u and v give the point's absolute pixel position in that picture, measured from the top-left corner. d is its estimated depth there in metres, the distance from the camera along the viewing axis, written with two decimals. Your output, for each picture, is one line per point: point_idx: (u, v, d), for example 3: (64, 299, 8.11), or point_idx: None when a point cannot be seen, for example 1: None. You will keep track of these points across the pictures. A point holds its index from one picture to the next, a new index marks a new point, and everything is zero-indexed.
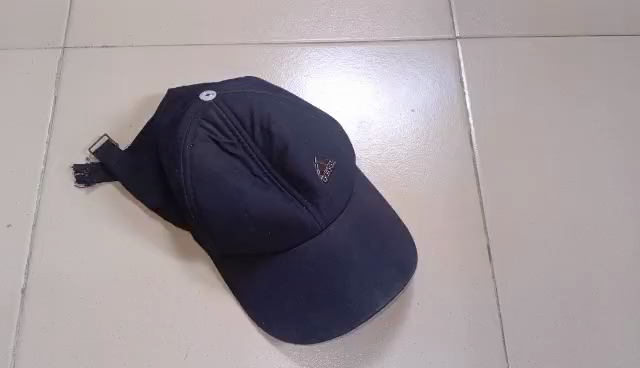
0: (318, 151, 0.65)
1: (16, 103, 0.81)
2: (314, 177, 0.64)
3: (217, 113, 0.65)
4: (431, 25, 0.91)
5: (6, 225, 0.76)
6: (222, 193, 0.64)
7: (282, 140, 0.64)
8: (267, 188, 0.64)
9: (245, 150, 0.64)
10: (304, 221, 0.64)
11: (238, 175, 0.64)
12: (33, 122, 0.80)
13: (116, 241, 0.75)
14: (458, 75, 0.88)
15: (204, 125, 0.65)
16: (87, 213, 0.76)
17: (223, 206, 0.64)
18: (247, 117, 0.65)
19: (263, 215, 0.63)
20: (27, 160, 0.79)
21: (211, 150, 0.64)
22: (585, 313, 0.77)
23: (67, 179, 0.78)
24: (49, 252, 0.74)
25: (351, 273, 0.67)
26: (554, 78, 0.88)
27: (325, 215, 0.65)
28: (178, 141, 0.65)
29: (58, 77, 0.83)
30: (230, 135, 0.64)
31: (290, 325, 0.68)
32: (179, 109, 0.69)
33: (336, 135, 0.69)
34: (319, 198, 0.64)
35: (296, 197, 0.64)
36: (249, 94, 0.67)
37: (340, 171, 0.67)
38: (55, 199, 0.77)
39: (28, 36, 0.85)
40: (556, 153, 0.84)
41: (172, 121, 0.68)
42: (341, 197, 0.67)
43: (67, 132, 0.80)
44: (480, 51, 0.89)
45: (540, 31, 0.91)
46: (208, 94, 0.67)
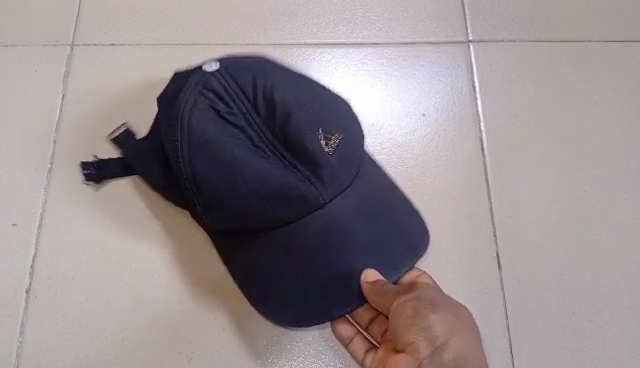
0: (322, 123, 0.64)
1: (23, 100, 0.80)
2: (317, 146, 0.62)
3: (218, 82, 0.65)
4: (442, 29, 0.89)
5: (11, 224, 0.75)
6: (218, 161, 0.63)
7: (285, 111, 0.63)
8: (267, 160, 0.63)
9: (246, 121, 0.64)
10: (305, 192, 0.61)
11: (238, 146, 0.63)
12: (40, 120, 0.79)
13: (125, 237, 0.74)
14: (470, 80, 0.87)
15: (206, 94, 0.65)
16: (93, 213, 0.75)
17: (219, 176, 0.63)
18: (249, 88, 0.65)
19: (261, 188, 0.62)
20: (33, 158, 0.78)
21: (212, 119, 0.64)
22: (595, 325, 0.76)
23: (72, 179, 0.77)
24: (54, 252, 0.74)
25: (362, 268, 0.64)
26: (567, 84, 0.87)
27: (329, 189, 0.63)
28: (178, 109, 0.65)
29: (65, 74, 0.82)
30: (230, 104, 0.64)
31: (295, 311, 0.66)
32: (182, 78, 0.68)
33: (343, 111, 0.67)
34: (322, 170, 0.62)
35: (299, 168, 0.62)
36: (254, 68, 0.67)
37: (345, 145, 0.64)
38: (60, 198, 0.76)
39: (35, 33, 0.84)
40: (568, 160, 0.83)
41: (172, 90, 0.68)
42: (347, 170, 0.64)
43: (74, 131, 0.79)
44: (491, 55, 0.88)
45: (553, 37, 0.90)
46: (212, 64, 0.67)
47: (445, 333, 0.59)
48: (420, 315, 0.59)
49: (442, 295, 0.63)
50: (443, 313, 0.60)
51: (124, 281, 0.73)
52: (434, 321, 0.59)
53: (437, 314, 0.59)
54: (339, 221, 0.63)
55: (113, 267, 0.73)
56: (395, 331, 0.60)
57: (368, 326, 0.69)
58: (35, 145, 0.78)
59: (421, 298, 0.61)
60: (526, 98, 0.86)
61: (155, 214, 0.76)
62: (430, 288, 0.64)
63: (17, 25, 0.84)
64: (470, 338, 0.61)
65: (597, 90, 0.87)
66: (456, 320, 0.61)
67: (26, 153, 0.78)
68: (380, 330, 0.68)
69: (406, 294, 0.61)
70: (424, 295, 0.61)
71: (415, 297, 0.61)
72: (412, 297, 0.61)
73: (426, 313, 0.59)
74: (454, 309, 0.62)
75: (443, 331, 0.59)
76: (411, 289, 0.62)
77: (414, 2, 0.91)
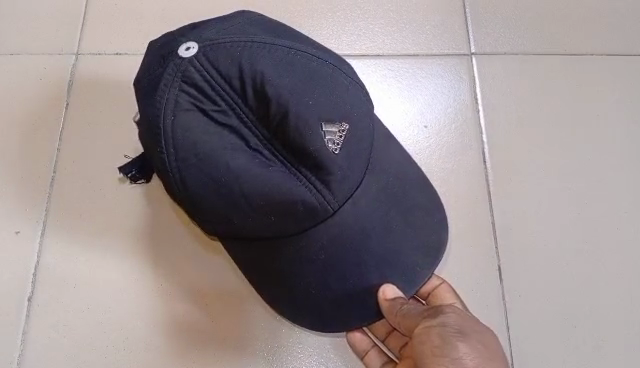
0: (324, 113, 0.52)
1: (28, 108, 0.80)
2: (322, 150, 0.51)
3: (199, 73, 0.53)
4: (444, 42, 0.90)
5: (15, 232, 0.74)
6: (211, 173, 0.52)
7: (281, 104, 0.52)
8: (267, 165, 0.52)
9: (236, 118, 0.53)
10: (312, 203, 0.52)
11: (232, 151, 0.52)
12: (44, 128, 0.79)
13: (127, 245, 0.74)
14: (472, 92, 0.87)
15: (186, 90, 0.53)
16: (95, 221, 0.75)
17: (215, 191, 0.53)
18: (235, 77, 0.53)
19: (263, 202, 0.52)
20: (36, 166, 0.78)
21: (198, 121, 0.53)
22: (596, 339, 0.75)
23: (75, 188, 0.77)
24: (57, 261, 0.73)
25: (377, 282, 0.56)
26: (568, 98, 0.88)
27: (338, 195, 0.53)
28: (156, 112, 0.53)
29: (69, 83, 0.82)
30: (217, 100, 0.53)
31: (313, 320, 0.58)
32: (157, 64, 0.55)
33: (347, 88, 0.55)
34: (331, 175, 0.52)
35: (303, 173, 0.52)
36: (239, 47, 0.54)
37: (353, 136, 0.53)
38: (63, 207, 0.76)
39: (39, 42, 0.84)
40: (569, 173, 0.83)
41: (145, 81, 0.55)
42: (357, 168, 0.54)
43: (79, 140, 0.79)
44: (494, 68, 0.89)
45: (555, 50, 0.90)
46: (188, 47, 0.54)
47: (477, 365, 0.55)
48: (447, 346, 0.55)
49: (468, 317, 0.59)
50: (473, 342, 0.56)
51: (125, 290, 0.72)
52: (463, 352, 0.55)
53: (466, 343, 0.55)
54: (349, 230, 0.54)
55: (115, 276, 0.73)
56: (421, 360, 0.57)
57: (384, 339, 0.70)
58: (39, 153, 0.78)
59: (447, 325, 0.56)
60: (529, 111, 0.86)
61: (157, 222, 0.75)
62: (455, 310, 0.59)
63: (22, 35, 0.84)
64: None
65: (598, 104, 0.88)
66: (487, 348, 0.57)
67: (29, 162, 0.78)
68: (396, 343, 0.69)
69: (430, 320, 0.57)
70: (450, 320, 0.57)
71: (440, 324, 0.56)
72: (437, 323, 0.57)
73: (454, 342, 0.55)
74: (487, 337, 0.58)
75: (475, 363, 0.55)
76: (441, 311, 0.58)
77: (418, 14, 0.91)
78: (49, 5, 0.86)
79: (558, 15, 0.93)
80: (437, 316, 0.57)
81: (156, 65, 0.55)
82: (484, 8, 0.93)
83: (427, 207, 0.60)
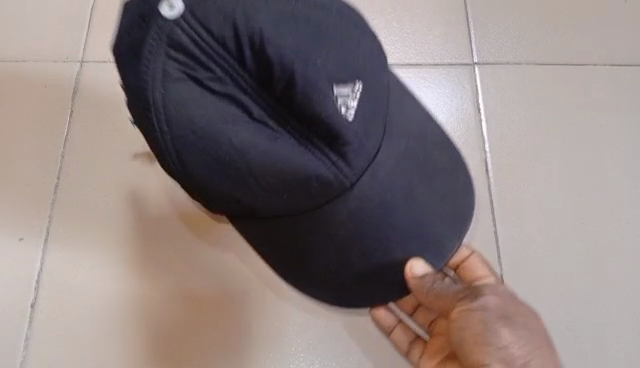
0: (333, 75, 0.46)
1: (32, 115, 0.79)
2: (336, 119, 0.46)
3: (187, 36, 0.45)
4: (450, 37, 0.89)
5: (18, 238, 0.72)
6: (212, 149, 0.47)
7: (285, 69, 0.45)
8: (273, 136, 0.47)
9: (234, 86, 0.46)
10: (326, 176, 0.47)
11: (233, 125, 0.46)
12: (48, 135, 0.78)
13: (132, 248, 0.71)
14: (481, 86, 0.86)
15: (174, 57, 0.45)
16: (99, 227, 0.73)
17: (218, 167, 0.48)
18: (229, 37, 0.45)
19: (272, 176, 0.47)
20: (39, 172, 0.76)
21: (193, 93, 0.46)
22: (622, 338, 0.72)
23: (80, 193, 0.75)
24: (60, 267, 0.71)
25: (400, 257, 0.53)
26: (581, 85, 0.85)
27: (355, 167, 0.48)
28: (141, 83, 0.45)
29: (72, 92, 0.80)
30: (212, 68, 0.46)
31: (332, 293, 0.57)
32: (135, 25, 0.46)
33: (355, 41, 0.49)
34: (345, 144, 0.47)
35: (313, 142, 0.47)
36: (231, 3, 0.46)
37: (369, 99, 0.48)
38: (68, 212, 0.73)
39: (42, 49, 0.83)
40: (587, 162, 0.80)
41: (122, 45, 0.46)
42: (371, 134, 0.49)
43: (84, 146, 0.77)
44: (501, 60, 0.87)
45: (568, 43, 0.88)
46: (171, 4, 0.45)
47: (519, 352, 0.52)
48: (491, 332, 0.52)
49: (508, 298, 0.57)
50: (516, 328, 0.53)
51: (126, 297, 0.69)
52: (508, 340, 0.52)
53: (509, 330, 0.53)
54: (370, 202, 0.50)
55: (118, 282, 0.70)
56: (459, 347, 0.54)
57: (411, 314, 0.68)
58: (43, 159, 0.76)
59: (488, 309, 0.54)
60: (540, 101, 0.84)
61: (160, 227, 0.72)
62: (493, 290, 0.57)
63: (24, 41, 0.83)
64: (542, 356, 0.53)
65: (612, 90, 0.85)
66: (531, 335, 0.54)
67: (33, 168, 0.76)
68: (425, 318, 0.68)
69: (468, 303, 0.54)
70: (490, 304, 0.54)
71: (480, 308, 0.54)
72: (476, 306, 0.54)
73: (496, 329, 0.53)
74: (527, 322, 0.55)
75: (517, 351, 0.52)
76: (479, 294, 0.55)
77: (424, 17, 0.90)
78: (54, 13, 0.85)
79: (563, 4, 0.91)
80: (477, 299, 0.54)
81: (134, 25, 0.46)
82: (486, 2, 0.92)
83: (452, 169, 0.55)
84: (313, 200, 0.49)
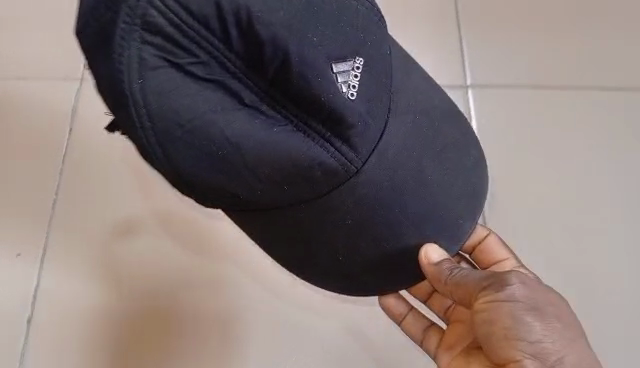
0: (334, 51, 0.39)
1: (26, 128, 0.76)
2: (339, 102, 0.39)
3: (160, 12, 0.36)
4: (444, 26, 0.84)
5: (15, 254, 0.71)
6: (200, 145, 0.39)
7: (279, 45, 0.37)
8: (270, 126, 0.39)
9: (220, 68, 0.38)
10: (330, 165, 0.41)
11: (225, 115, 0.38)
12: (44, 149, 0.75)
13: (143, 258, 0.71)
14: (481, 77, 0.81)
15: (150, 41, 0.37)
16: (97, 243, 0.71)
17: (210, 167, 0.39)
18: (212, 16, 0.37)
19: (273, 173, 0.40)
20: (36, 188, 0.74)
21: (174, 81, 0.37)
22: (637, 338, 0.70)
23: (80, 208, 0.73)
24: (59, 284, 0.69)
25: (413, 243, 0.46)
26: (591, 70, 0.81)
27: (361, 151, 0.42)
28: (117, 77, 0.38)
29: (70, 126, 0.77)
30: (194, 50, 0.37)
31: (341, 285, 0.49)
32: (98, 6, 0.38)
33: (355, 13, 0.41)
34: (350, 128, 0.40)
35: (315, 130, 0.40)
36: None
37: (370, 73, 0.42)
38: (67, 229, 0.72)
39: (27, 60, 0.79)
40: (598, 153, 0.78)
41: (87, 34, 0.38)
42: (376, 115, 0.42)
43: (83, 161, 0.75)
44: (500, 47, 0.83)
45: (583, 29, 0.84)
46: None
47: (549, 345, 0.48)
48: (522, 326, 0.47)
49: (538, 282, 0.50)
50: (547, 319, 0.49)
51: (126, 316, 0.69)
52: (539, 333, 0.48)
53: (540, 323, 0.48)
54: (380, 187, 0.43)
55: (118, 298, 0.69)
56: (485, 340, 0.49)
57: (426, 301, 0.63)
58: (39, 174, 0.74)
59: (517, 299, 0.47)
60: (544, 89, 0.80)
61: (159, 244, 0.71)
62: (518, 271, 0.49)
63: (7, 52, 0.80)
64: (577, 350, 0.49)
65: (619, 70, 0.81)
66: (563, 325, 0.49)
67: (28, 190, 0.73)
68: (439, 305, 0.62)
69: (494, 293, 0.47)
70: (519, 292, 0.47)
71: (508, 298, 0.47)
72: (503, 297, 0.47)
73: (525, 321, 0.48)
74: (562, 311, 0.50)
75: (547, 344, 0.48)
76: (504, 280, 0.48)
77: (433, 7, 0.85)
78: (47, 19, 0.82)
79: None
80: (503, 288, 0.47)
81: (100, 6, 0.37)
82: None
83: (461, 145, 0.48)
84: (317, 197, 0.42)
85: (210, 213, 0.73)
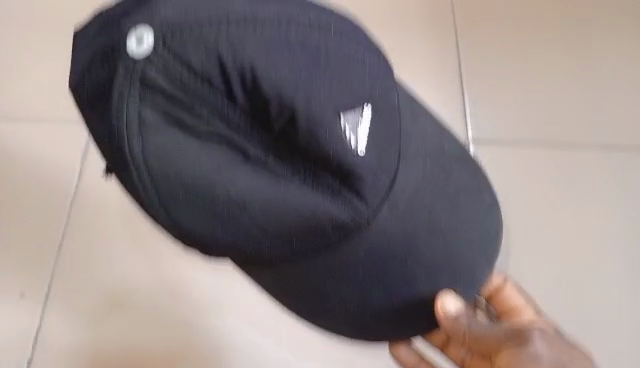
0: (342, 100, 0.38)
1: (29, 166, 0.76)
2: (348, 155, 0.38)
3: (161, 73, 0.37)
4: (443, 53, 0.83)
5: (19, 294, 0.70)
6: (205, 203, 0.38)
7: (284, 99, 0.37)
8: (277, 181, 0.38)
9: (225, 125, 0.38)
10: (342, 219, 0.39)
11: (229, 170, 0.37)
12: (46, 187, 0.75)
13: (146, 297, 0.70)
14: (483, 106, 0.80)
15: (151, 101, 0.37)
16: (102, 284, 0.71)
17: (216, 225, 0.38)
18: (216, 75, 0.37)
19: (281, 228, 0.39)
20: (39, 227, 0.73)
21: (176, 139, 0.37)
22: None
23: (82, 247, 0.72)
24: (62, 325, 0.69)
25: (427, 293, 0.45)
26: (596, 97, 0.81)
27: (373, 202, 0.40)
28: (118, 138, 0.38)
29: (76, 168, 0.76)
30: (197, 108, 0.37)
31: (354, 333, 0.48)
32: (98, 68, 0.38)
33: (362, 62, 0.40)
34: (360, 179, 0.39)
35: (324, 183, 0.39)
36: (213, 28, 0.37)
37: (380, 121, 0.40)
38: (71, 269, 0.71)
39: (26, 94, 0.79)
40: (602, 175, 0.77)
41: (88, 95, 0.39)
42: (386, 163, 0.40)
43: (86, 200, 0.74)
44: (492, 74, 0.82)
45: (587, 57, 0.83)
46: (139, 36, 0.37)
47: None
48: None
49: (560, 341, 0.49)
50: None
51: (129, 356, 0.68)
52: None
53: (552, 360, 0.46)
54: (392, 237, 0.42)
55: (121, 339, 0.69)
56: None
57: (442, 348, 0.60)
58: (42, 213, 0.74)
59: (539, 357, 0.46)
60: (549, 115, 0.80)
61: (163, 281, 0.71)
62: (541, 332, 0.49)
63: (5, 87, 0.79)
64: None
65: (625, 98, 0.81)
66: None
67: (32, 229, 0.73)
68: (457, 356, 0.59)
69: (518, 350, 0.46)
70: (542, 351, 0.47)
71: (530, 355, 0.46)
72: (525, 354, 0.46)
73: None
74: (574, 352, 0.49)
75: None
76: (528, 338, 0.47)
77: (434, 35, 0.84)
78: (48, 53, 0.81)
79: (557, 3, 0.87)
80: (526, 346, 0.47)
81: (103, 70, 0.38)
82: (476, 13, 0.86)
83: (472, 189, 0.47)
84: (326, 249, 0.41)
85: (218, 265, 0.72)
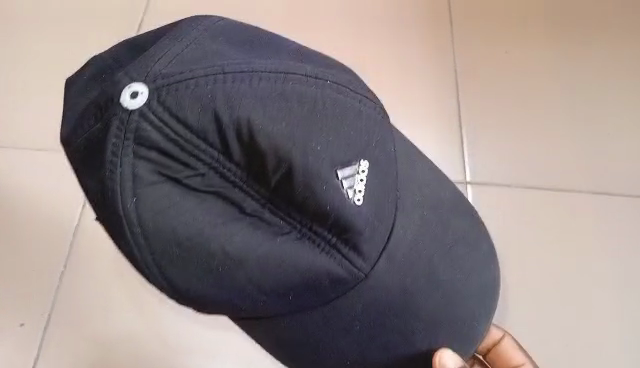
0: (339, 155, 0.38)
1: (37, 204, 0.80)
2: (346, 211, 0.37)
3: (156, 128, 0.36)
4: (435, 97, 0.86)
5: (19, 324, 0.74)
6: (199, 261, 0.37)
7: (281, 155, 0.36)
8: (274, 236, 0.38)
9: (221, 180, 0.37)
10: (338, 274, 0.39)
11: (224, 227, 0.37)
12: (52, 224, 0.79)
13: (142, 335, 0.74)
14: (477, 151, 0.83)
15: (145, 157, 0.37)
16: (102, 319, 0.74)
17: (210, 282, 0.38)
18: (212, 130, 0.36)
19: (277, 285, 0.38)
20: (43, 262, 0.77)
21: (171, 196, 0.37)
22: None
23: (84, 283, 0.76)
24: (60, 357, 0.73)
25: (424, 347, 0.44)
26: (587, 144, 0.83)
27: (369, 256, 0.40)
28: (110, 194, 0.37)
29: (80, 207, 0.80)
30: (192, 163, 0.37)
31: None
32: (91, 121, 0.38)
33: (359, 115, 0.39)
34: (356, 235, 0.38)
35: (321, 237, 0.38)
36: (210, 82, 0.37)
37: (378, 175, 0.40)
38: (71, 302, 0.75)
39: (38, 136, 0.84)
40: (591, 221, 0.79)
41: (81, 148, 0.39)
42: (383, 217, 0.40)
43: (89, 238, 0.78)
44: (483, 119, 0.85)
45: (579, 104, 0.86)
46: (135, 92, 0.36)
47: None
48: None
49: None
50: None
51: None
52: None
53: None
54: (390, 292, 0.41)
55: None
56: None
57: None
58: (46, 249, 0.78)
59: None
60: (544, 160, 0.82)
61: (161, 322, 0.74)
62: None
63: (22, 131, 0.85)
64: None
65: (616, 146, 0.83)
66: None
67: (36, 265, 0.77)
68: None
69: None
70: None
71: None
72: None
73: None
74: None
75: None
76: None
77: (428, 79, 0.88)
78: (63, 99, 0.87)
79: (555, 51, 0.89)
80: None
81: (97, 123, 0.37)
82: (475, 59, 0.89)
83: (470, 239, 0.47)
84: (321, 303, 0.41)
85: (217, 318, 0.75)
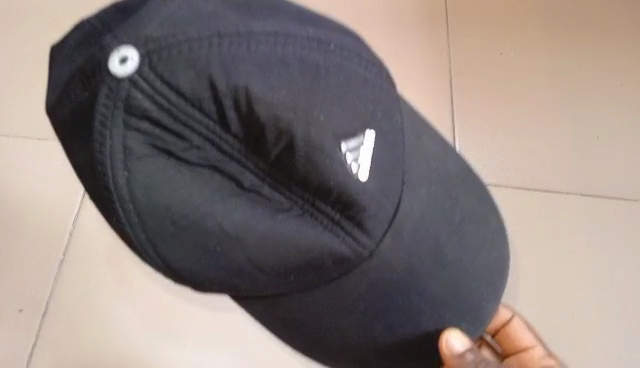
0: (343, 127, 0.35)
1: (32, 187, 0.78)
2: (350, 185, 0.35)
3: (148, 98, 0.34)
4: (439, 74, 0.84)
5: (17, 310, 0.73)
6: (196, 238, 0.35)
7: (281, 126, 0.34)
8: (273, 213, 0.36)
9: (218, 152, 0.35)
10: (342, 252, 0.37)
11: (221, 204, 0.35)
12: (48, 207, 0.77)
13: (141, 319, 0.72)
14: (481, 131, 0.81)
15: (137, 128, 0.34)
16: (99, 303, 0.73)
17: (207, 261, 0.36)
18: (207, 99, 0.34)
19: (277, 263, 0.36)
20: (39, 245, 0.76)
21: (165, 170, 0.35)
22: None
23: (81, 267, 0.74)
24: (58, 342, 0.72)
25: (431, 329, 0.43)
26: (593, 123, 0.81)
27: (376, 234, 0.38)
28: (101, 168, 0.35)
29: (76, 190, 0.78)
30: (187, 135, 0.34)
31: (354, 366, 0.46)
32: (79, 91, 0.35)
33: (365, 83, 0.37)
34: (362, 211, 0.36)
35: (324, 214, 0.36)
36: (204, 46, 0.34)
37: (383, 148, 0.38)
38: (68, 287, 0.74)
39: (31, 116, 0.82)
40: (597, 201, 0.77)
41: (69, 120, 0.36)
42: (390, 193, 0.38)
43: (86, 221, 0.76)
44: (488, 97, 0.83)
45: (585, 82, 0.83)
46: (125, 59, 0.34)
47: None
48: None
49: None
50: None
51: None
52: None
53: None
54: (395, 272, 0.39)
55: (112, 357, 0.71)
56: None
57: None
58: (42, 232, 0.76)
59: None
60: (550, 138, 0.80)
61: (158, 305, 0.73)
62: None
63: (13, 111, 0.82)
64: None
65: (622, 124, 0.81)
66: None
67: (32, 247, 0.75)
68: None
69: None
70: None
71: None
72: None
73: None
74: None
75: None
76: None
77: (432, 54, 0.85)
78: None
79: (554, 44, 0.85)
80: None
81: (85, 93, 0.35)
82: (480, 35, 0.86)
83: (478, 217, 0.45)
84: (324, 283, 0.39)
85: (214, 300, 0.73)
